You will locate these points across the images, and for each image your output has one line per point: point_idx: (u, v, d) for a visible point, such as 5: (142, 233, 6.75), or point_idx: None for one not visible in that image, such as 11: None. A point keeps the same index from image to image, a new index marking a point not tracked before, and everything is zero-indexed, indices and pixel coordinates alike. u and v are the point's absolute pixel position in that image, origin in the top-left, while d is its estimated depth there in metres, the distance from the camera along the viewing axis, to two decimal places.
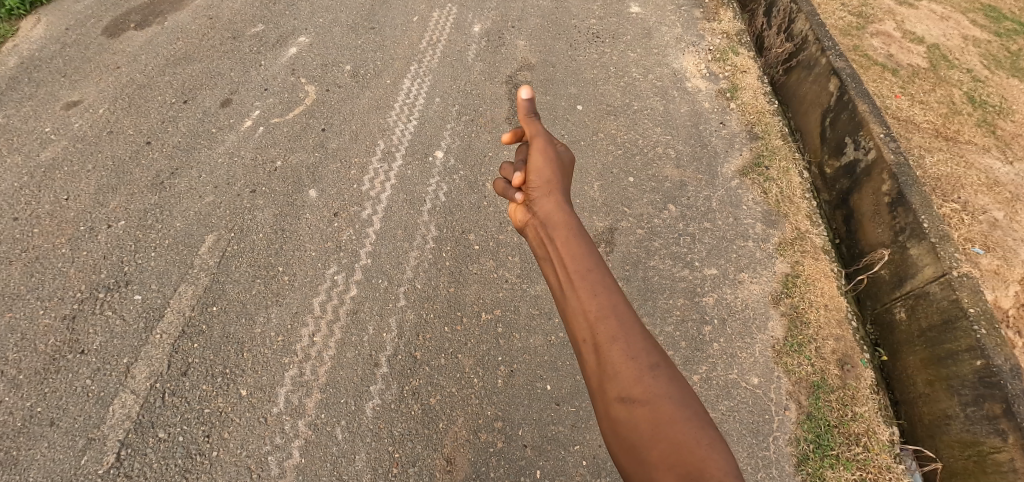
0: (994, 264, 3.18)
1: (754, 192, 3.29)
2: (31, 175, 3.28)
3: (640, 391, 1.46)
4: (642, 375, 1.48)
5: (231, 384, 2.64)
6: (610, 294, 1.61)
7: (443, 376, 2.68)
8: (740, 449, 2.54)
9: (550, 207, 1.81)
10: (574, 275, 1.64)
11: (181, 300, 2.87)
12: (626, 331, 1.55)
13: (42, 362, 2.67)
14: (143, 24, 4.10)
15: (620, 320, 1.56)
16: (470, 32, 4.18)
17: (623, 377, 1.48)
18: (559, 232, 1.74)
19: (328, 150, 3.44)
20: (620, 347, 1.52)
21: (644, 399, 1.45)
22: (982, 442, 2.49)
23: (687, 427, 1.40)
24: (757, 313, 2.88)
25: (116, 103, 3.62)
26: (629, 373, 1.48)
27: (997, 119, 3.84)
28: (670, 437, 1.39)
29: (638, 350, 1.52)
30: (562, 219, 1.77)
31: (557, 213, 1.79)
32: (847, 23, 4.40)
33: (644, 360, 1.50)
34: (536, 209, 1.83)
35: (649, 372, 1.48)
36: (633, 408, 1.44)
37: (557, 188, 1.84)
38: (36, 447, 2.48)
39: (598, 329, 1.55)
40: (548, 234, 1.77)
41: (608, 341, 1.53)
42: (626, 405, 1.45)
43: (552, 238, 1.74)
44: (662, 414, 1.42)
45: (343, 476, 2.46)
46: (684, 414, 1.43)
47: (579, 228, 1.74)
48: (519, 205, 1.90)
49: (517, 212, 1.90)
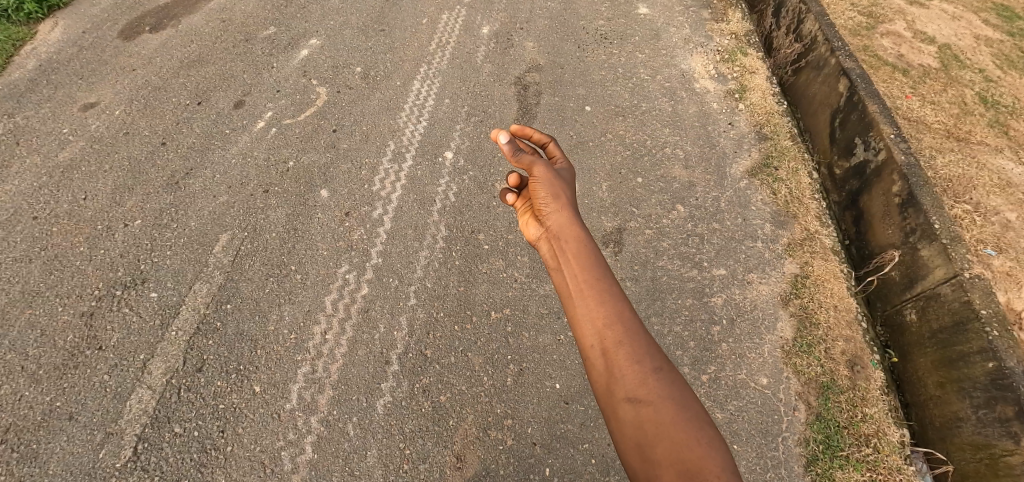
0: (1007, 266, 3.16)
1: (763, 193, 3.29)
2: (50, 175, 3.34)
3: (644, 392, 1.51)
4: (646, 377, 1.54)
5: (245, 380, 2.68)
6: (616, 303, 1.67)
7: (453, 375, 2.70)
8: (749, 449, 2.55)
9: (561, 223, 1.87)
10: (587, 282, 1.71)
11: (196, 297, 2.91)
12: (632, 337, 1.61)
13: (62, 358, 2.72)
14: (157, 27, 4.16)
15: (627, 327, 1.62)
16: (478, 34, 4.21)
17: (629, 379, 1.53)
18: (569, 245, 1.81)
19: (340, 150, 3.49)
20: (626, 352, 1.58)
21: (648, 401, 1.50)
22: (994, 444, 2.48)
23: (688, 426, 1.46)
24: (766, 314, 2.88)
25: (132, 104, 3.68)
26: (634, 375, 1.54)
27: (1009, 119, 3.82)
28: (673, 436, 1.44)
29: (643, 354, 1.58)
30: (573, 235, 1.83)
31: (568, 229, 1.84)
32: (857, 22, 4.40)
33: (649, 363, 1.56)
34: (548, 225, 1.89)
35: (653, 375, 1.54)
36: (638, 408, 1.50)
37: (567, 206, 1.89)
38: (55, 440, 2.53)
39: (607, 334, 1.61)
40: (560, 248, 1.82)
41: (616, 346, 1.59)
42: (631, 406, 1.50)
43: (562, 251, 1.81)
44: (664, 414, 1.48)
45: (354, 472, 2.49)
46: (685, 415, 1.49)
47: (588, 243, 1.81)
48: (531, 220, 1.96)
49: (528, 226, 1.95)
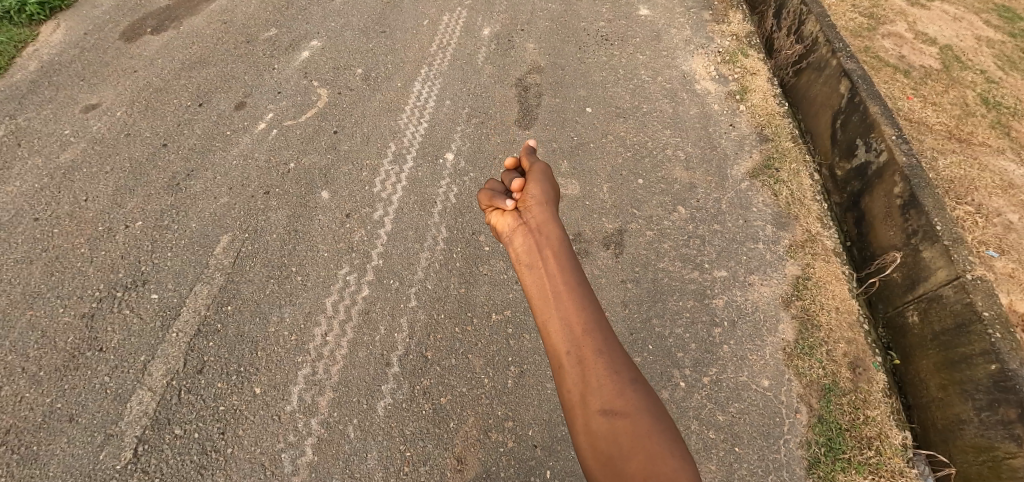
0: (1009, 267, 3.15)
1: (764, 195, 3.29)
2: (52, 176, 3.34)
3: (621, 403, 1.52)
4: (622, 388, 1.55)
5: (246, 382, 2.68)
6: (593, 311, 1.69)
7: (453, 376, 2.70)
8: (751, 452, 2.54)
9: (544, 221, 1.89)
10: (566, 291, 1.72)
11: (197, 299, 2.91)
12: (609, 347, 1.62)
13: (63, 359, 2.72)
14: (158, 29, 4.16)
15: (604, 337, 1.63)
16: (480, 36, 4.22)
17: (605, 390, 1.54)
18: (550, 248, 1.82)
19: (341, 152, 3.49)
20: (603, 361, 1.59)
21: (623, 412, 1.50)
22: (997, 447, 2.47)
23: (662, 437, 1.45)
24: (767, 316, 2.87)
25: (133, 106, 3.69)
26: (611, 386, 1.55)
27: (1010, 121, 3.81)
28: (646, 448, 1.43)
29: (620, 366, 1.59)
30: (553, 238, 1.84)
31: (549, 229, 1.86)
32: (858, 24, 4.39)
33: (625, 374, 1.57)
34: (530, 225, 1.91)
35: (630, 387, 1.54)
36: (613, 420, 1.50)
37: (550, 206, 1.93)
38: (56, 442, 2.53)
39: (584, 344, 1.62)
40: (540, 249, 1.84)
41: (592, 355, 1.60)
42: (606, 417, 1.50)
43: (543, 251, 1.82)
44: (639, 426, 1.47)
45: (354, 474, 2.48)
46: (660, 427, 1.48)
47: (567, 248, 1.82)
48: (511, 218, 1.97)
49: (507, 222, 1.96)
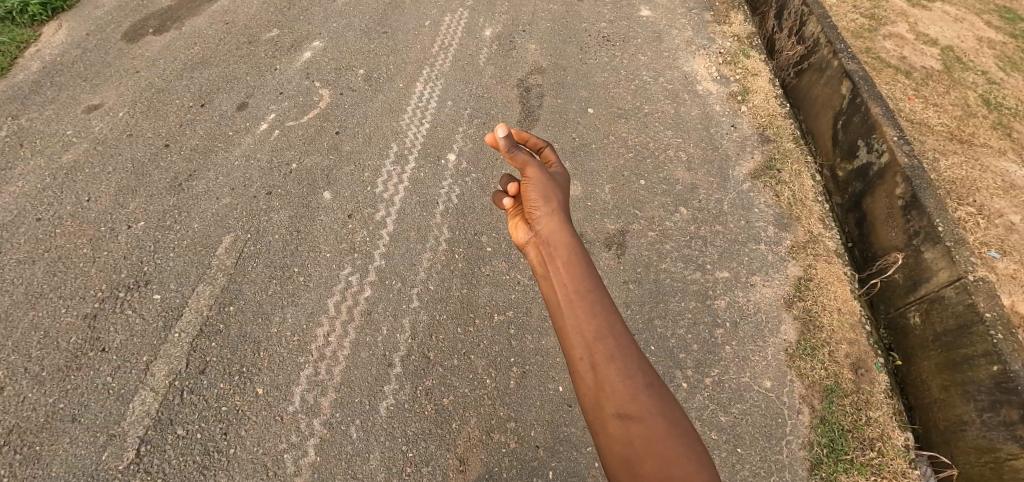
0: (1011, 268, 3.15)
1: (766, 196, 3.29)
2: (54, 176, 3.35)
3: (635, 407, 1.52)
4: (636, 392, 1.54)
5: (248, 382, 2.68)
6: (605, 314, 1.67)
7: (455, 377, 2.70)
8: (754, 453, 2.54)
9: (550, 228, 1.86)
10: (579, 294, 1.70)
11: (199, 300, 2.91)
12: (622, 351, 1.61)
13: (65, 359, 2.72)
14: (161, 30, 4.17)
15: (617, 340, 1.62)
16: (481, 36, 4.22)
17: (619, 394, 1.54)
18: (560, 255, 1.80)
19: (343, 152, 3.49)
20: (616, 365, 1.58)
21: (638, 416, 1.51)
22: (999, 448, 2.47)
23: (676, 441, 1.49)
24: (769, 317, 2.87)
25: (135, 106, 3.69)
26: (625, 390, 1.55)
27: (1012, 121, 3.81)
28: (661, 453, 1.46)
29: (633, 369, 1.58)
30: (563, 242, 1.82)
31: (557, 234, 1.84)
32: (859, 24, 4.39)
33: (638, 378, 1.57)
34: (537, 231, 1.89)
35: (643, 391, 1.55)
36: (628, 424, 1.51)
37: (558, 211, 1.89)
38: (58, 442, 2.53)
39: (597, 349, 1.61)
40: (549, 254, 1.82)
41: (605, 359, 1.59)
42: (621, 422, 1.51)
43: (552, 257, 1.80)
44: (654, 431, 1.49)
45: (356, 475, 2.48)
46: (674, 431, 1.51)
47: (578, 252, 1.79)
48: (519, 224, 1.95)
49: (517, 230, 1.95)
